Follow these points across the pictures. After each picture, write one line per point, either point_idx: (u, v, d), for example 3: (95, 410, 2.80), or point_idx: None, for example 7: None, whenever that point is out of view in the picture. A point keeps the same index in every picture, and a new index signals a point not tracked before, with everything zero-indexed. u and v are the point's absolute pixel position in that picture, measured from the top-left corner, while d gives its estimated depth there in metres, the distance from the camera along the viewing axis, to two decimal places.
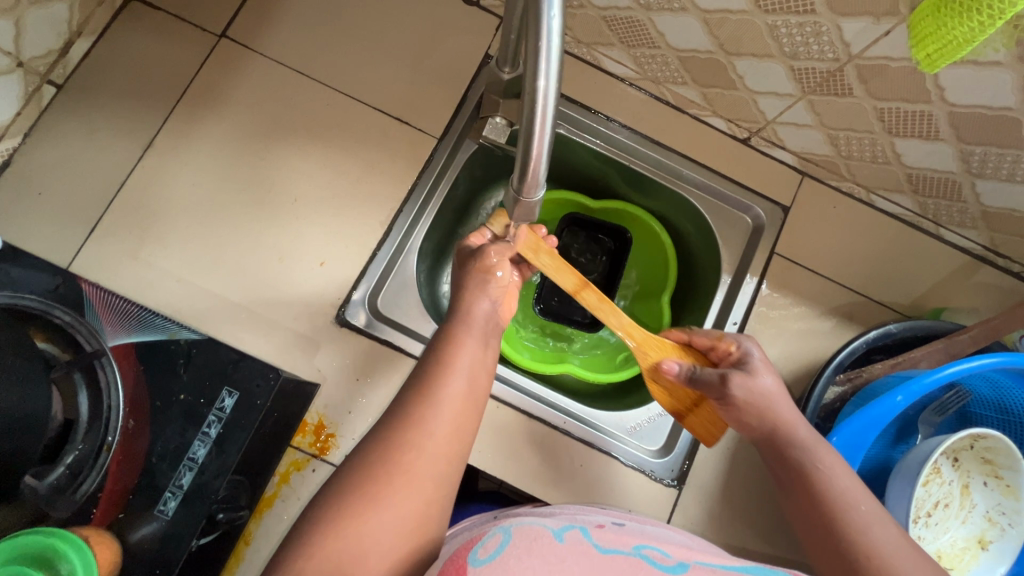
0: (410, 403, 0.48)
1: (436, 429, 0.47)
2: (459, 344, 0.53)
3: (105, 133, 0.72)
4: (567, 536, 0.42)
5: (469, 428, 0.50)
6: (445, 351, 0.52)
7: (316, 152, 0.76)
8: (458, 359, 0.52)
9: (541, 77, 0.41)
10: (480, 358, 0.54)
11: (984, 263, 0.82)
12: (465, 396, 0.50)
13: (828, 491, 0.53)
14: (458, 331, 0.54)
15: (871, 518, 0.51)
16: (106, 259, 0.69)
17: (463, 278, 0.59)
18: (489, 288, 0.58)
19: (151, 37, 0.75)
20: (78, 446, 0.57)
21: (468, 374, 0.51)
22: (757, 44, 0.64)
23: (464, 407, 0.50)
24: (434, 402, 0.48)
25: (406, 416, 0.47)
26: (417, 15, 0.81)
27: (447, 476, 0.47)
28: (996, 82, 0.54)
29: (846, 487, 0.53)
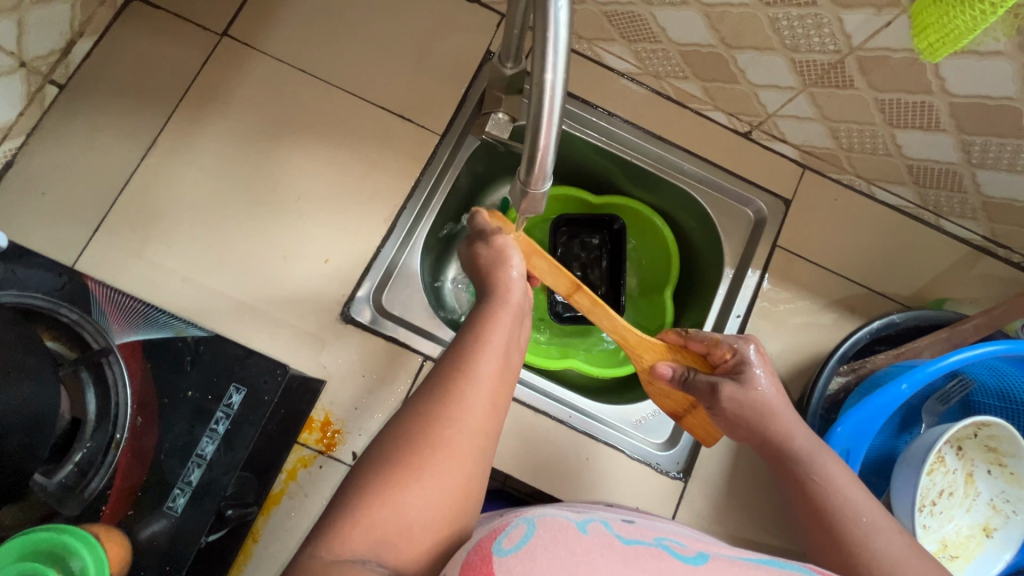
0: (448, 379, 0.47)
1: (475, 404, 0.46)
2: (494, 322, 0.53)
3: (108, 132, 0.72)
4: (590, 528, 0.40)
5: (504, 406, 0.49)
6: (480, 329, 0.52)
7: (319, 150, 0.76)
8: (494, 337, 0.51)
9: (549, 70, 0.41)
10: (513, 338, 0.53)
11: (984, 254, 0.82)
12: (501, 373, 0.50)
13: (831, 496, 0.55)
14: (492, 310, 0.54)
15: (871, 529, 0.52)
16: (110, 258, 0.69)
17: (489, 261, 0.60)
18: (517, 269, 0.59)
19: (153, 36, 0.75)
20: (86, 444, 0.57)
21: (503, 352, 0.51)
22: (758, 37, 0.65)
23: (500, 384, 0.49)
24: (474, 378, 0.47)
25: (445, 392, 0.46)
26: (418, 13, 0.81)
27: (483, 451, 0.46)
28: (996, 72, 0.55)
29: (848, 496, 0.54)
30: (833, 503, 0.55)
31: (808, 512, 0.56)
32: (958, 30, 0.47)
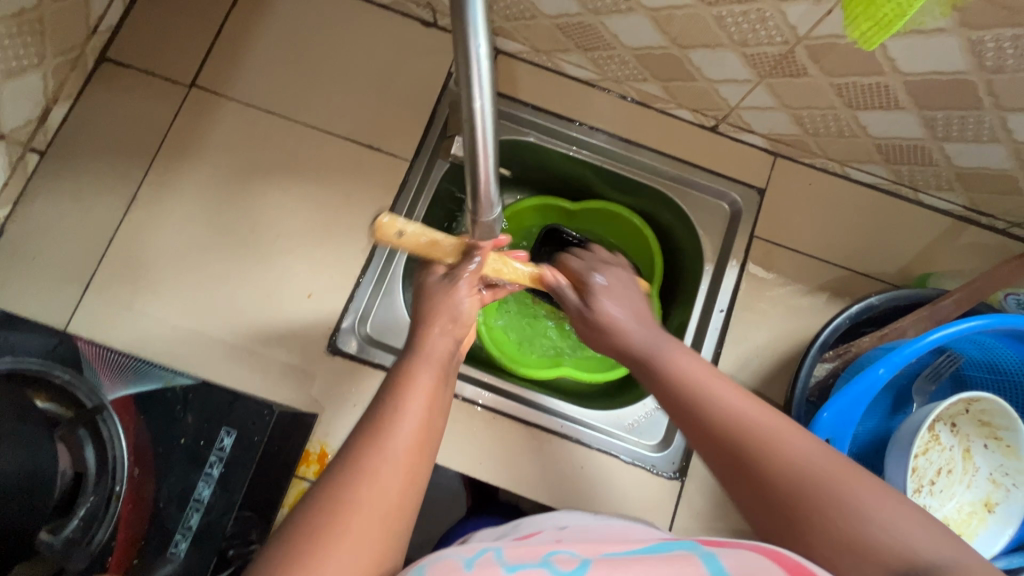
0: (359, 451, 0.42)
1: (389, 479, 0.41)
2: (416, 383, 0.47)
3: (91, 191, 0.75)
4: (479, 562, 0.39)
5: (426, 473, 0.44)
6: (400, 393, 0.46)
7: (293, 187, 0.78)
8: (412, 399, 0.46)
9: (477, 101, 0.43)
10: (437, 400, 0.48)
11: (967, 223, 0.81)
12: (420, 441, 0.44)
13: (780, 452, 0.44)
14: (411, 369, 0.49)
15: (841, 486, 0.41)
16: (104, 313, 0.72)
17: (424, 310, 0.55)
18: (450, 323, 0.54)
19: (125, 94, 0.78)
20: (89, 497, 0.58)
21: (424, 417, 0.46)
22: (707, 36, 0.65)
23: (419, 455, 0.44)
24: (387, 454, 0.42)
25: (354, 467, 0.41)
26: (378, 43, 0.83)
27: (397, 532, 0.40)
28: (944, 48, 0.54)
29: (799, 450, 0.43)
30: (732, 443, 0.46)
31: (747, 494, 0.44)
32: (884, 19, 0.44)
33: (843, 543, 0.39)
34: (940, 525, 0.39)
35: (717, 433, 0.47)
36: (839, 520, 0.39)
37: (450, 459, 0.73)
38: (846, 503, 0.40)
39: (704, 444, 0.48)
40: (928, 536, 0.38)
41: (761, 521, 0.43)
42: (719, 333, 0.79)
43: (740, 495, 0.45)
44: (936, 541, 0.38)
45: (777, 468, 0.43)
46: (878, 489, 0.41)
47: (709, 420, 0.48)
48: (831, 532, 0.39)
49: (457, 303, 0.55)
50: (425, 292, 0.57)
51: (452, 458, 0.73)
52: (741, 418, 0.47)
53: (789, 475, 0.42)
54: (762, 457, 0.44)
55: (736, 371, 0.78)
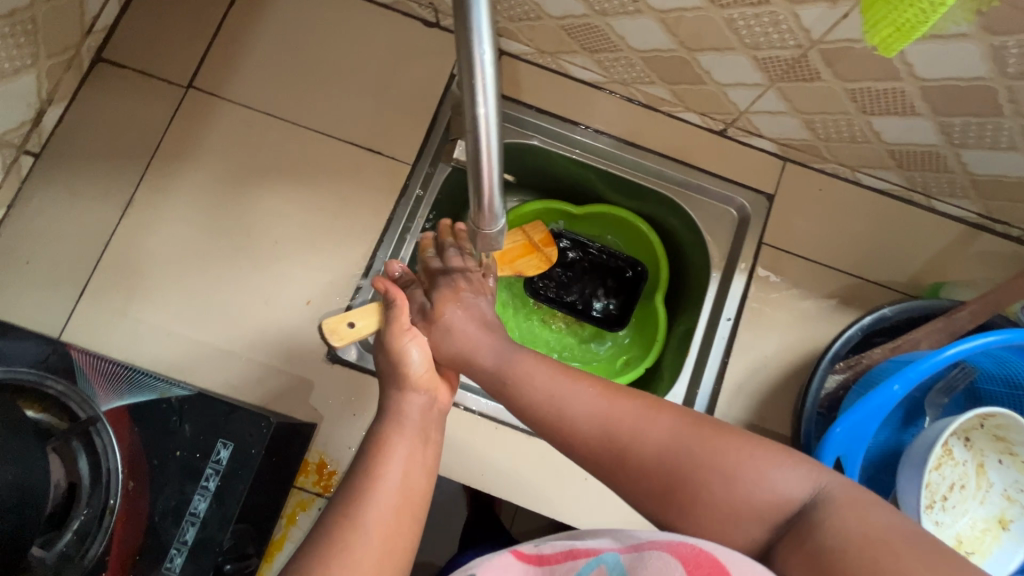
0: (334, 528, 0.46)
1: (365, 556, 0.45)
2: (391, 448, 0.52)
3: (85, 195, 0.73)
4: None
5: (409, 540, 0.48)
6: (375, 462, 0.50)
7: (292, 191, 0.76)
8: (387, 469, 0.50)
9: (480, 106, 0.41)
10: (416, 458, 0.52)
11: (980, 230, 0.79)
12: (401, 506, 0.49)
13: (659, 455, 0.48)
14: (387, 435, 0.53)
15: (717, 460, 0.46)
16: (99, 320, 0.70)
17: (386, 375, 0.59)
18: (418, 381, 0.58)
19: (121, 96, 0.76)
20: (82, 511, 0.57)
21: (401, 484, 0.50)
22: (717, 39, 0.63)
23: (399, 524, 0.48)
24: (361, 528, 0.46)
25: (332, 544, 0.45)
26: (379, 44, 0.81)
27: None
28: (964, 54, 0.53)
29: (667, 443, 0.48)
30: (609, 445, 0.50)
31: (659, 508, 0.48)
32: (905, 25, 0.42)
33: (722, 505, 0.45)
34: (794, 458, 0.47)
35: (586, 439, 0.50)
36: (711, 487, 0.46)
37: (453, 470, 0.71)
38: (713, 464, 0.46)
39: (578, 454, 0.52)
40: (786, 472, 0.45)
41: (678, 527, 0.47)
42: (727, 341, 0.77)
43: (653, 512, 0.48)
44: (802, 479, 0.45)
45: (648, 457, 0.48)
46: (733, 443, 0.47)
47: (573, 426, 0.51)
48: (708, 497, 0.46)
49: (409, 360, 0.58)
50: (381, 354, 0.60)
51: (453, 469, 0.72)
52: (606, 419, 0.50)
53: (680, 471, 0.47)
54: (634, 453, 0.49)
55: (744, 381, 0.76)
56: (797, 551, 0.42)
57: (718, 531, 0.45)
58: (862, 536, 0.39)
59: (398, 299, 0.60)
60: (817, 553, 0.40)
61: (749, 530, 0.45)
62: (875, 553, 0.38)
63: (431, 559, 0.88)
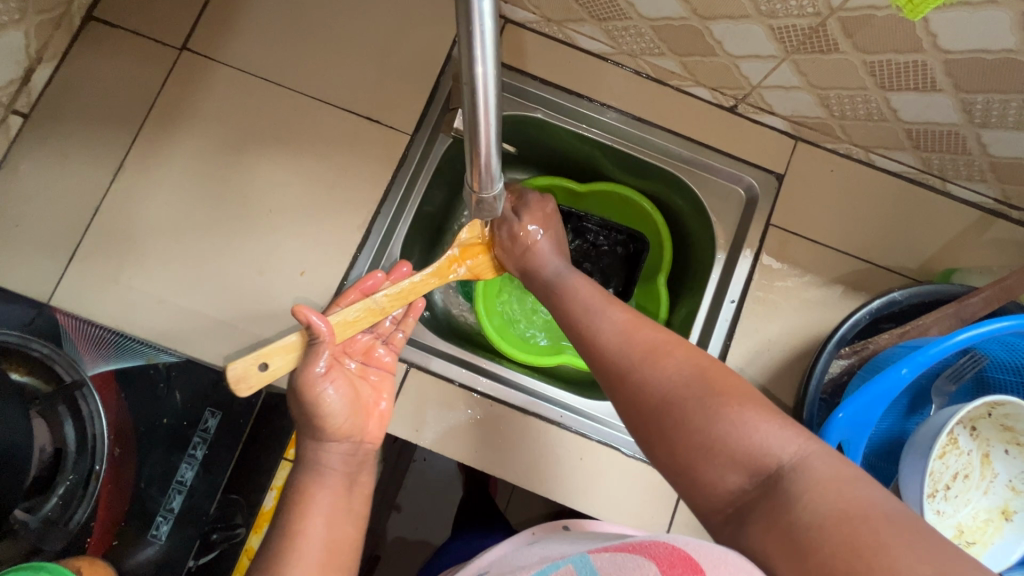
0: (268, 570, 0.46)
1: None
2: (312, 506, 0.51)
3: (74, 158, 0.71)
4: None
5: None
6: (300, 512, 0.51)
7: (287, 159, 0.74)
8: (311, 523, 0.50)
9: (478, 63, 0.38)
10: (338, 508, 0.53)
11: (996, 217, 0.77)
12: (326, 557, 0.49)
13: (663, 385, 0.49)
14: (307, 487, 0.53)
15: (717, 401, 0.46)
16: (87, 286, 0.69)
17: (300, 418, 0.55)
18: (341, 430, 0.56)
19: (112, 57, 0.74)
20: (68, 476, 0.56)
21: (326, 533, 0.50)
22: (732, 6, 0.60)
23: (325, 571, 0.48)
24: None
25: None
26: (380, 9, 0.78)
27: None
28: (992, 23, 0.50)
29: (677, 372, 0.50)
30: (617, 366, 0.53)
31: (650, 430, 0.49)
32: None
33: (702, 441, 0.45)
34: (790, 424, 0.45)
35: (604, 354, 0.55)
36: (693, 421, 0.46)
37: (446, 449, 0.70)
38: (705, 399, 0.46)
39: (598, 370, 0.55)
40: (774, 431, 0.44)
41: (660, 454, 0.48)
42: (729, 324, 0.76)
43: (644, 436, 0.50)
44: (787, 442, 0.43)
45: (651, 380, 0.50)
46: (730, 392, 0.47)
47: (598, 343, 0.56)
48: (687, 427, 0.46)
49: (329, 411, 0.54)
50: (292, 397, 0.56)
51: (447, 447, 0.70)
52: (626, 342, 0.54)
53: (675, 401, 0.48)
54: (641, 379, 0.51)
55: (746, 365, 0.75)
56: (770, 531, 0.40)
57: (691, 468, 0.46)
58: (837, 512, 0.37)
59: (325, 339, 0.52)
60: (795, 530, 0.38)
61: (725, 474, 0.44)
62: (854, 531, 0.36)
63: (425, 538, 0.88)
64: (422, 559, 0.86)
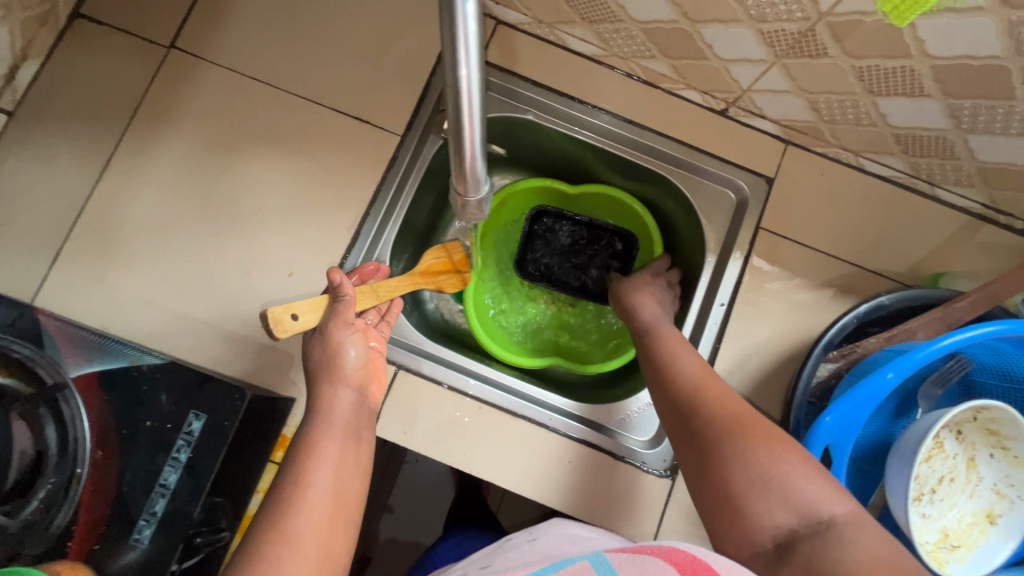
0: (266, 536, 0.46)
1: (296, 566, 0.45)
2: (320, 455, 0.51)
3: (60, 157, 0.71)
4: None
5: (339, 550, 0.48)
6: (305, 467, 0.50)
7: (276, 159, 0.74)
8: (319, 473, 0.50)
9: (462, 66, 0.38)
10: (347, 463, 0.52)
11: (985, 222, 0.77)
12: (330, 514, 0.49)
13: (725, 421, 0.53)
14: (315, 435, 0.53)
15: (778, 448, 0.50)
16: (72, 286, 0.68)
17: (316, 369, 0.58)
18: (348, 377, 0.58)
19: (99, 55, 0.73)
20: (49, 479, 0.55)
21: (332, 488, 0.50)
22: (721, 10, 0.60)
23: (329, 529, 0.48)
24: (292, 537, 0.46)
25: (260, 553, 0.45)
26: (371, 8, 0.78)
27: None
28: (978, 29, 0.50)
29: (741, 415, 0.53)
30: (682, 405, 0.57)
31: (701, 459, 0.52)
32: None
33: (752, 482, 0.48)
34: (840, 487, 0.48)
35: (678, 384, 0.59)
36: (747, 466, 0.49)
37: (435, 452, 0.70)
38: (765, 442, 0.50)
39: (663, 409, 0.59)
40: (823, 488, 0.47)
41: (705, 483, 0.51)
42: (719, 327, 0.76)
43: (692, 462, 0.53)
44: (835, 500, 0.46)
45: (714, 422, 0.53)
46: (785, 447, 0.50)
47: (674, 374, 0.60)
48: (740, 467, 0.49)
49: (345, 359, 0.58)
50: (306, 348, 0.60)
51: (436, 450, 0.70)
52: (695, 384, 0.58)
53: (732, 437, 0.51)
54: (709, 410, 0.55)
55: (735, 368, 0.75)
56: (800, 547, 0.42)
57: (737, 500, 0.48)
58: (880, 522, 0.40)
59: (350, 292, 0.60)
60: None
61: (772, 515, 0.47)
62: None
63: (414, 539, 0.88)
64: (411, 560, 0.86)
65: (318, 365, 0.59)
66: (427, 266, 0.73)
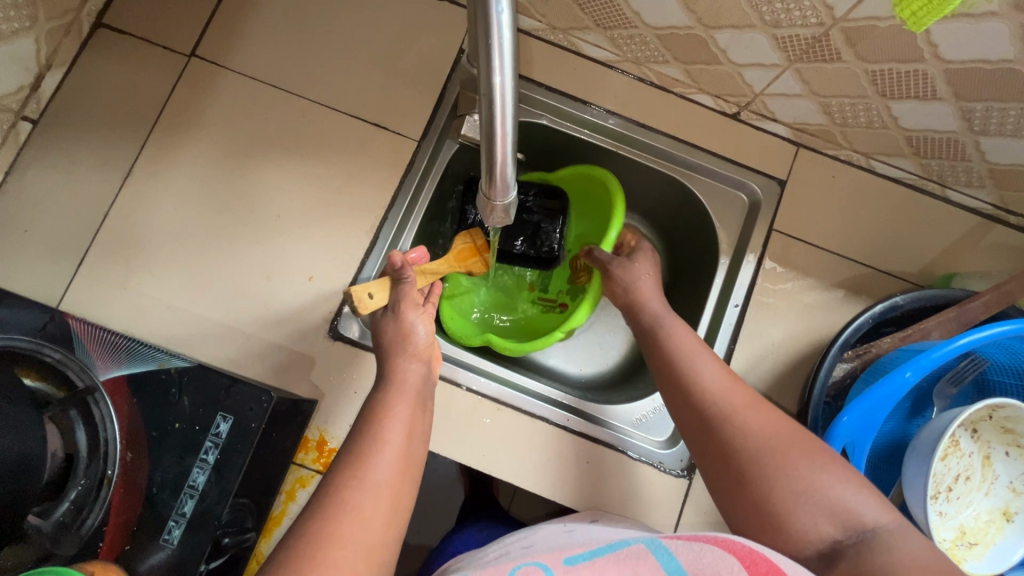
0: (341, 486, 0.47)
1: (372, 513, 0.46)
2: (393, 414, 0.53)
3: (84, 164, 0.72)
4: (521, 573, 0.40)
5: (406, 509, 0.49)
6: (379, 424, 0.52)
7: (295, 165, 0.75)
8: (392, 432, 0.51)
9: (496, 73, 0.39)
10: (415, 427, 0.54)
11: (995, 222, 0.78)
12: (402, 471, 0.50)
13: (760, 436, 0.51)
14: (388, 399, 0.55)
15: (819, 464, 0.49)
16: (96, 291, 0.69)
17: (387, 341, 0.61)
18: (418, 350, 0.60)
19: (122, 63, 0.75)
20: (79, 481, 0.56)
21: (403, 447, 0.51)
22: (736, 16, 0.61)
23: (402, 485, 0.49)
24: (368, 486, 0.47)
25: (338, 501, 0.46)
26: (388, 16, 0.79)
27: (379, 568, 0.45)
28: (992, 34, 0.51)
29: (774, 427, 0.52)
30: (707, 413, 0.55)
31: (740, 476, 0.51)
32: None
33: (794, 497, 0.48)
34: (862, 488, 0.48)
35: (703, 395, 0.56)
36: (786, 481, 0.48)
37: (455, 453, 0.71)
38: (805, 456, 0.49)
39: (687, 418, 0.57)
40: (866, 502, 0.47)
41: (747, 501, 0.50)
42: (733, 328, 0.77)
43: (731, 479, 0.51)
44: (880, 512, 0.47)
45: (746, 433, 0.52)
46: (817, 462, 0.49)
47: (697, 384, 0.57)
48: (782, 481, 0.48)
49: (415, 331, 0.61)
50: (377, 323, 0.63)
51: (454, 452, 0.71)
52: (719, 391, 0.56)
53: (772, 453, 0.50)
54: (740, 423, 0.53)
55: (749, 368, 0.75)
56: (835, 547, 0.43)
57: (782, 517, 0.47)
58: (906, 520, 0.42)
59: (412, 274, 0.62)
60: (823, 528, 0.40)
61: (815, 529, 0.47)
62: None
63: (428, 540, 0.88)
64: None
65: (391, 341, 0.61)
66: (456, 250, 0.73)
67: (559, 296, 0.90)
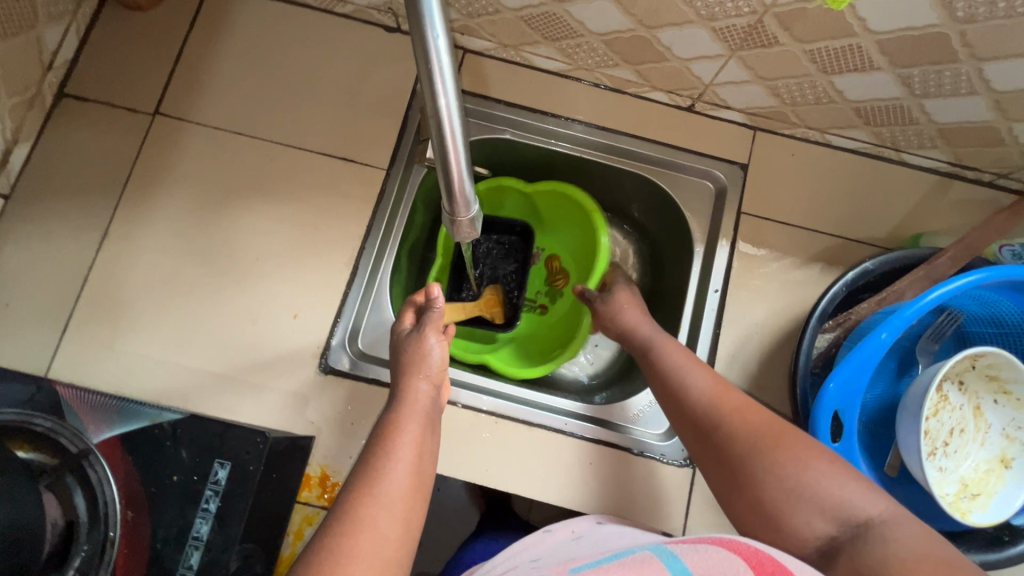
0: (355, 504, 0.46)
1: (387, 528, 0.46)
2: (404, 432, 0.53)
3: (60, 232, 0.73)
4: None
5: (418, 526, 0.49)
6: (389, 444, 0.52)
7: (268, 208, 0.76)
8: (401, 450, 0.52)
9: (441, 95, 0.41)
10: (426, 445, 0.54)
11: (954, 178, 0.81)
12: (413, 489, 0.50)
13: (749, 437, 0.52)
14: (400, 418, 0.55)
15: (813, 459, 0.49)
16: (84, 355, 0.69)
17: (404, 360, 0.61)
18: (432, 373, 0.59)
19: (88, 129, 0.76)
20: (82, 547, 0.56)
21: (414, 466, 0.51)
22: (674, 14, 0.63)
23: (412, 502, 0.49)
24: (382, 503, 0.47)
25: (351, 519, 0.45)
26: (343, 53, 0.81)
27: None
28: (913, 2, 0.53)
29: (762, 427, 0.52)
30: (699, 420, 0.56)
31: (733, 477, 0.51)
32: None
33: (787, 492, 0.48)
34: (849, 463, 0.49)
35: (694, 404, 0.57)
36: (779, 479, 0.48)
37: (458, 471, 0.71)
38: (798, 453, 0.49)
39: (681, 426, 0.57)
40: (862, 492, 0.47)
41: (740, 500, 0.50)
42: (716, 314, 0.78)
43: (726, 480, 0.52)
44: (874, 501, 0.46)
45: (736, 436, 0.52)
46: (809, 456, 0.49)
47: (690, 394, 0.58)
48: (774, 477, 0.48)
49: (431, 352, 0.60)
50: (398, 343, 0.63)
51: (457, 470, 0.71)
52: (709, 395, 0.56)
53: (765, 452, 0.50)
54: (731, 427, 0.53)
55: (737, 350, 0.76)
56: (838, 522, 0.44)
57: (776, 511, 0.48)
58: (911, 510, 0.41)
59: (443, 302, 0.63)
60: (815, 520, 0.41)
61: (812, 526, 0.46)
62: None
63: None
64: None
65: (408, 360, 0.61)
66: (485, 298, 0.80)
67: (540, 297, 0.91)
